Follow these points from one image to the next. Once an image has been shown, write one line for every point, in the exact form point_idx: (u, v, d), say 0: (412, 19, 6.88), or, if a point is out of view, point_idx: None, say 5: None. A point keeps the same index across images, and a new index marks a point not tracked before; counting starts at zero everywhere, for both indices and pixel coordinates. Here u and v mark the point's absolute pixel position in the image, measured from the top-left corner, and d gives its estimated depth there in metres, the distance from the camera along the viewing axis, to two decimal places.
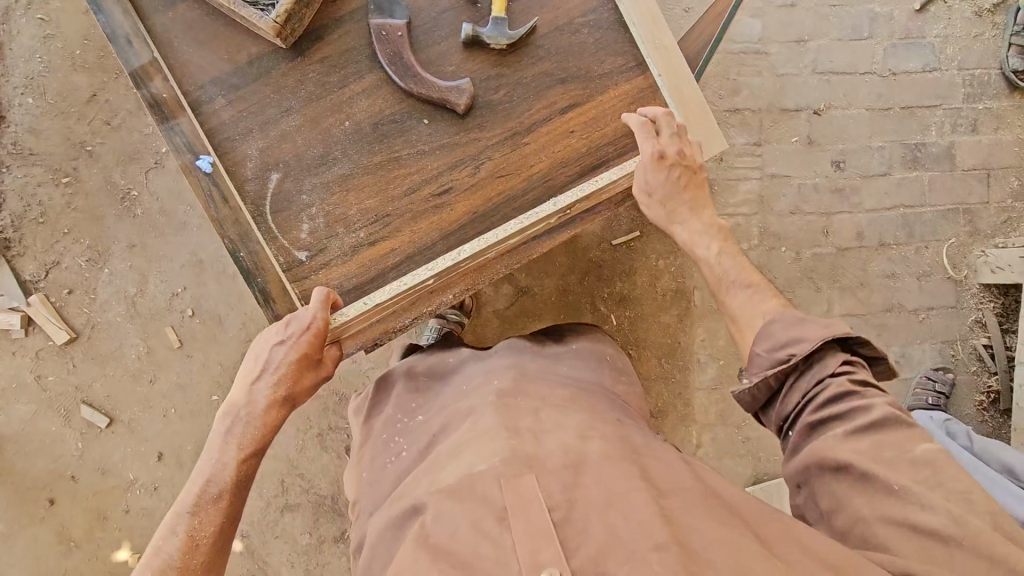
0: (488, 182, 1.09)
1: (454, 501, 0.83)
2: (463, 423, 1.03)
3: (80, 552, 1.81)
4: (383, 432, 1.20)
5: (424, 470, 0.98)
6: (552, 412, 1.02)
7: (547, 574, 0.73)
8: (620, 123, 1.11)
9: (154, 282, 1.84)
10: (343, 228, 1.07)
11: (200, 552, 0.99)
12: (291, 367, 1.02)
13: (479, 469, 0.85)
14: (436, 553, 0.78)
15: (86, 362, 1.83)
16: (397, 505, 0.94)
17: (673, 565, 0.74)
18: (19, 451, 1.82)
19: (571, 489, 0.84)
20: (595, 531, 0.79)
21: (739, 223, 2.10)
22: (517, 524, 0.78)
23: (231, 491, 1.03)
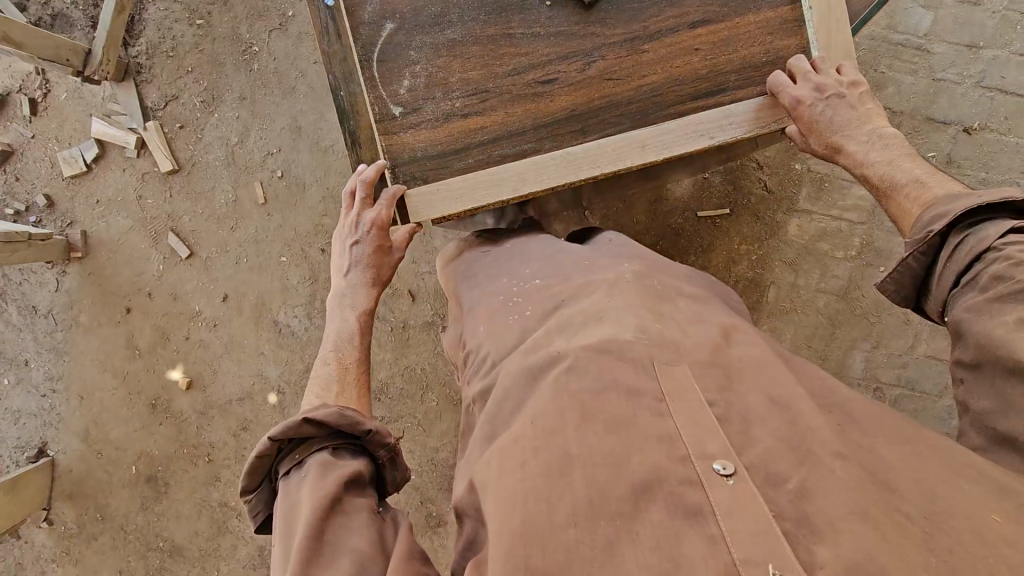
0: (597, 81, 1.08)
1: (602, 362, 0.78)
2: (599, 290, 0.94)
3: (142, 361, 2.01)
4: (497, 290, 1.07)
5: (555, 329, 0.90)
6: (690, 302, 0.94)
7: (718, 464, 0.67)
8: (751, 52, 1.09)
9: (254, 136, 1.97)
10: (441, 92, 1.09)
11: (351, 368, 1.02)
12: (371, 253, 1.10)
13: (627, 338, 0.81)
14: (586, 411, 0.73)
15: (181, 195, 1.99)
16: (529, 357, 0.86)
17: (853, 481, 0.67)
18: (110, 259, 2.01)
19: (727, 389, 0.76)
20: (761, 428, 0.72)
21: (841, 228, 1.92)
22: (677, 409, 0.73)
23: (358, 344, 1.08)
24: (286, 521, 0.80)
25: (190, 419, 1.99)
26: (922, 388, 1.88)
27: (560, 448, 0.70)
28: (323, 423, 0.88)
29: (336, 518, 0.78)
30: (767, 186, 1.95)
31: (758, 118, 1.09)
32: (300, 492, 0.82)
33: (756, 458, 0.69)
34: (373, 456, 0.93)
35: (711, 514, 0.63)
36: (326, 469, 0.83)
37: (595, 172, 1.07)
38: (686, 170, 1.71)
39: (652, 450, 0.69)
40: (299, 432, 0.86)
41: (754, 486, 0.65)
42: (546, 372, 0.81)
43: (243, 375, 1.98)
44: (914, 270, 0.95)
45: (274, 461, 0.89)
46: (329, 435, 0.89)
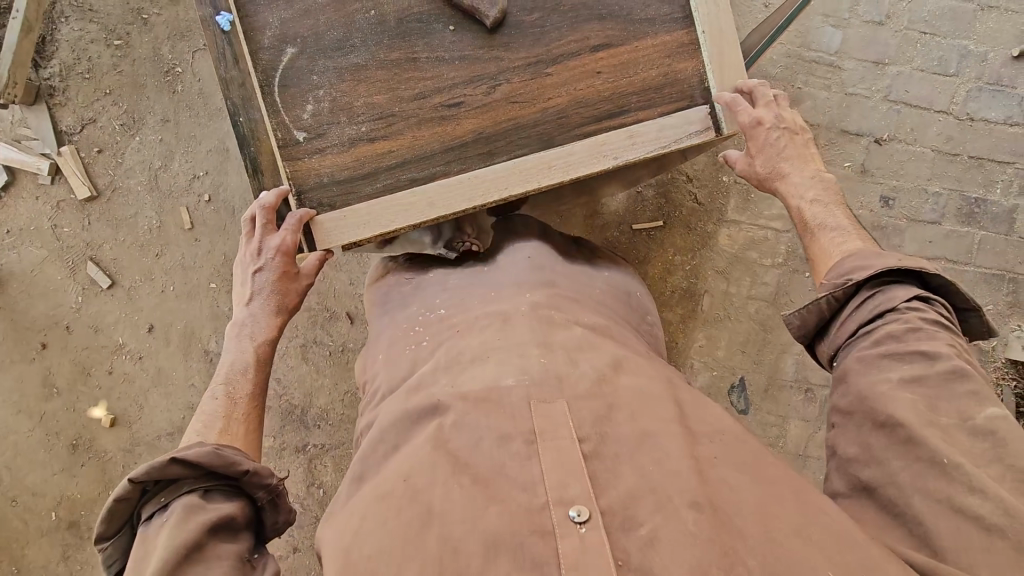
0: (502, 105, 1.09)
1: (482, 411, 0.79)
2: (490, 325, 0.94)
3: (60, 399, 1.89)
4: (402, 323, 1.08)
5: (443, 367, 0.90)
6: (586, 333, 0.95)
7: (574, 511, 0.68)
8: (649, 75, 1.11)
9: (179, 159, 1.91)
10: (346, 117, 1.08)
11: (240, 404, 1.00)
12: (275, 278, 1.06)
13: (507, 382, 0.82)
14: (458, 465, 0.75)
15: (100, 222, 1.90)
16: (413, 400, 0.87)
17: (706, 531, 0.68)
18: (23, 292, 1.89)
19: (604, 420, 0.78)
20: (627, 469, 0.73)
21: (768, 236, 2.00)
22: (544, 451, 0.73)
23: (257, 375, 1.04)
24: (139, 569, 0.76)
25: (115, 458, 1.88)
26: None
27: (425, 505, 0.72)
28: (195, 463, 0.85)
29: (192, 567, 0.75)
30: (697, 199, 2.01)
31: (661, 136, 1.10)
32: (157, 538, 0.79)
33: (612, 504, 0.70)
34: (252, 498, 0.90)
35: (557, 569, 0.64)
36: (191, 513, 0.80)
37: (504, 195, 1.07)
38: (617, 184, 1.74)
39: (510, 504, 0.70)
40: (166, 473, 0.83)
41: (603, 537, 0.66)
42: (427, 419, 0.83)
43: (173, 409, 1.89)
44: (820, 313, 0.99)
45: (137, 504, 0.84)
46: (201, 476, 0.86)
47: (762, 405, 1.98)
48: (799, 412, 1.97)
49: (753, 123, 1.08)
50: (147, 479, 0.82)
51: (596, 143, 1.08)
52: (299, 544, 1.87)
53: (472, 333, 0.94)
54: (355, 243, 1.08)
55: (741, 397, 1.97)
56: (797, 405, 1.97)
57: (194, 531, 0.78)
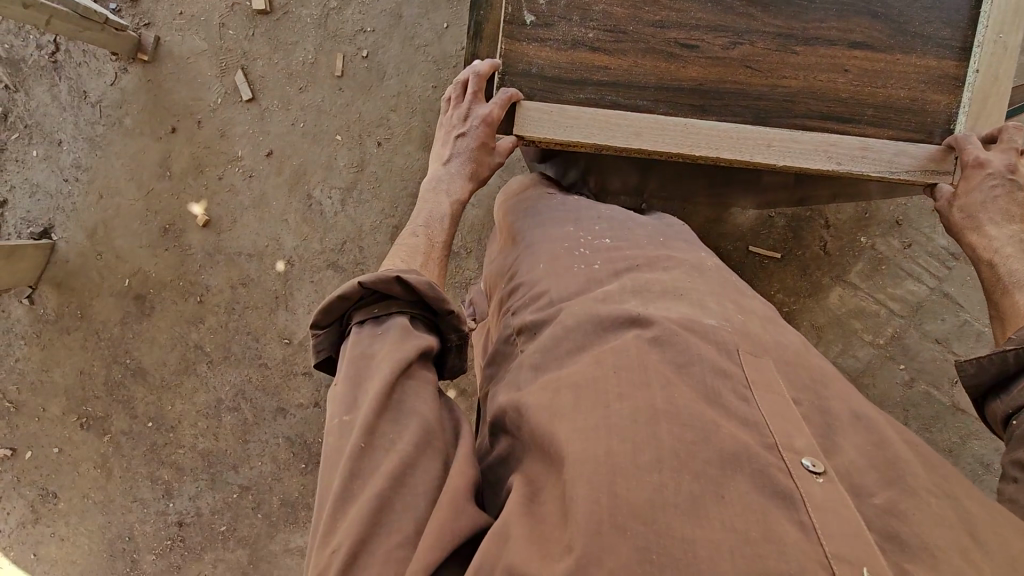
0: (735, 65, 1.04)
1: (692, 334, 0.78)
2: (688, 265, 0.97)
3: (170, 183, 1.99)
4: (569, 232, 1.07)
5: (629, 290, 0.89)
6: (768, 305, 0.96)
7: (807, 461, 0.68)
8: (898, 93, 1.04)
9: (353, 8, 1.92)
10: (578, 16, 1.05)
11: (438, 246, 1.02)
12: (473, 148, 1.09)
13: (713, 321, 0.82)
14: (673, 377, 0.73)
15: (262, 38, 1.95)
16: (578, 306, 0.88)
17: (949, 515, 0.67)
18: (173, 73, 1.98)
19: (811, 390, 0.77)
20: (850, 446, 0.72)
21: (879, 313, 1.89)
22: (763, 399, 0.73)
23: (449, 230, 1.06)
24: (363, 368, 0.84)
25: (195, 255, 1.99)
26: None
27: (646, 400, 0.71)
28: (410, 287, 0.91)
29: (410, 379, 0.83)
30: (825, 247, 1.91)
31: (891, 162, 1.03)
32: (379, 345, 0.86)
33: (844, 474, 0.69)
34: (444, 336, 0.96)
35: (801, 504, 0.64)
36: (407, 333, 0.87)
37: (717, 153, 1.02)
38: (760, 200, 1.66)
39: (737, 430, 0.69)
40: (389, 288, 0.90)
41: (841, 489, 0.66)
42: (622, 327, 0.82)
43: (261, 234, 1.97)
44: (1003, 365, 0.95)
45: (352, 307, 0.91)
46: (410, 303, 0.92)
47: None
48: None
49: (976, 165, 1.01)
50: (373, 288, 0.89)
51: (833, 140, 1.02)
52: (320, 403, 1.94)
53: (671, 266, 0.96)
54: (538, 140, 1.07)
55: None
56: None
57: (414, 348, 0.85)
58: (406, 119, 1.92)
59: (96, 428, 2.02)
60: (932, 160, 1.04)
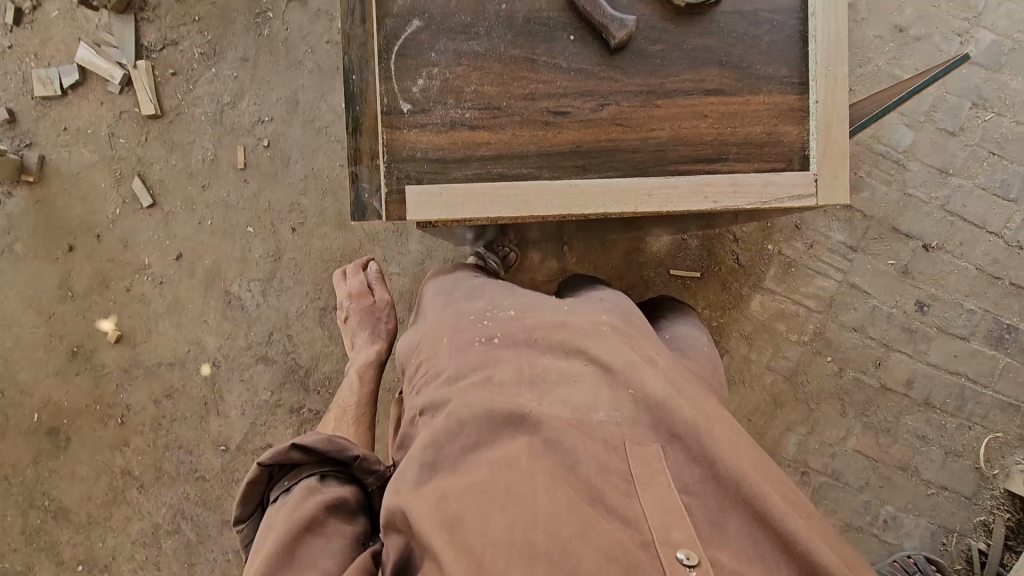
0: (604, 124, 1.13)
1: (579, 434, 0.82)
2: (579, 331, 0.97)
3: (72, 304, 1.88)
4: (467, 310, 1.13)
5: (524, 380, 0.92)
6: (669, 366, 0.96)
7: (682, 553, 0.71)
8: (754, 129, 1.14)
9: (248, 100, 1.92)
10: (453, 99, 1.13)
11: (348, 410, 1.46)
12: (359, 317, 1.55)
13: (600, 417, 0.85)
14: (560, 480, 0.77)
15: (156, 142, 1.91)
16: (473, 394, 0.90)
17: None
18: (63, 191, 1.90)
19: (707, 460, 0.79)
20: (732, 524, 0.76)
21: (799, 312, 2.00)
22: (644, 492, 0.77)
23: (360, 387, 1.49)
24: (268, 533, 0.91)
25: (111, 375, 1.86)
26: (845, 479, 1.97)
27: (530, 505, 0.74)
28: (310, 450, 1.03)
29: (313, 535, 0.90)
30: (738, 259, 2.01)
31: (759, 193, 1.11)
32: (284, 507, 0.95)
33: (714, 549, 0.74)
34: (363, 483, 1.09)
35: None
36: (312, 490, 0.97)
37: (597, 209, 1.08)
38: (670, 228, 1.74)
39: (615, 528, 0.73)
40: (288, 456, 1.01)
41: None
42: (515, 427, 0.84)
43: (180, 340, 1.87)
44: None
45: (265, 489, 1.03)
46: (317, 462, 1.03)
47: None
48: None
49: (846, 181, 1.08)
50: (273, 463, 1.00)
51: (701, 181, 1.10)
52: None
53: (557, 343, 0.97)
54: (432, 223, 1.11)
55: None
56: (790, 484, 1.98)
57: (314, 503, 0.94)
58: (317, 201, 1.91)
59: None
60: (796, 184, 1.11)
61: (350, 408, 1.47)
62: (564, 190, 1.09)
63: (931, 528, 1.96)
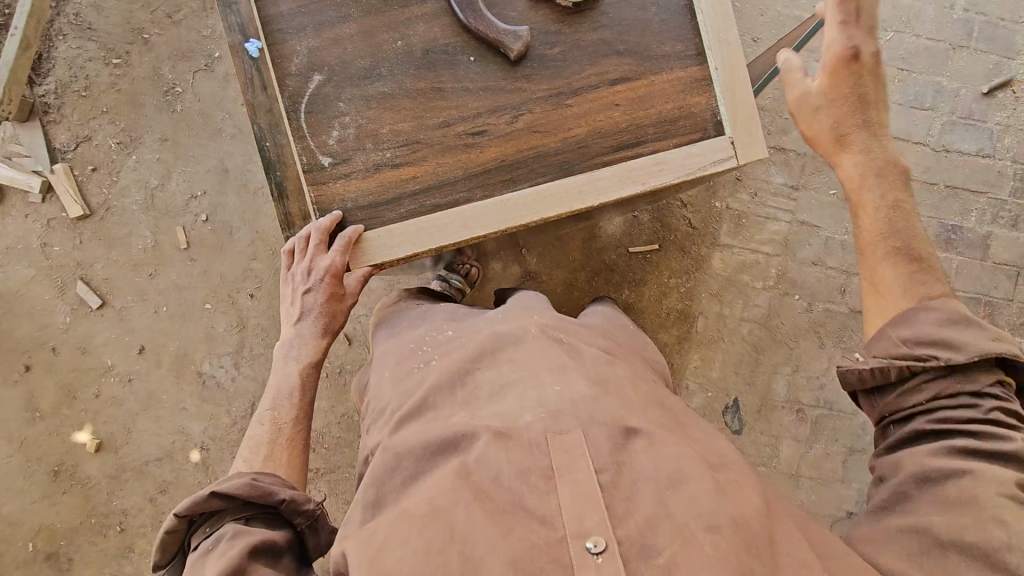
0: (521, 134, 1.17)
1: (502, 445, 0.79)
2: (504, 343, 1.00)
3: (43, 423, 1.82)
4: (407, 342, 1.16)
5: (461, 400, 0.94)
6: (598, 356, 0.99)
7: (591, 542, 0.69)
8: (664, 108, 1.18)
9: (176, 179, 1.89)
10: (371, 142, 1.17)
11: (285, 428, 1.16)
12: (325, 300, 1.18)
13: (524, 420, 0.82)
14: (478, 496, 0.75)
15: (92, 241, 1.87)
16: (409, 428, 0.92)
17: (730, 554, 0.69)
18: (7, 312, 1.84)
19: (623, 448, 0.79)
20: (643, 497, 0.74)
21: (759, 260, 2.06)
22: (564, 484, 0.74)
23: (300, 391, 1.20)
24: None
25: (99, 484, 1.81)
26: (838, 406, 2.02)
27: (447, 524, 0.72)
28: (232, 495, 0.96)
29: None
30: (691, 223, 2.06)
31: (687, 160, 1.16)
32: (204, 561, 0.89)
33: (624, 524, 0.72)
34: (292, 523, 1.02)
35: None
36: (236, 535, 0.90)
37: (529, 218, 1.15)
38: (618, 209, 1.77)
39: (529, 529, 0.71)
40: (208, 505, 0.94)
41: (621, 563, 0.68)
42: (450, 450, 0.83)
43: (162, 432, 1.83)
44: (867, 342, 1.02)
45: (186, 534, 0.96)
46: (240, 506, 0.96)
47: (754, 425, 2.02)
48: (790, 432, 2.02)
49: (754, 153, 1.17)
50: (191, 513, 0.93)
51: (625, 165, 1.16)
52: None
53: (485, 359, 0.98)
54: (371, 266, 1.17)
55: (735, 417, 2.02)
56: (789, 424, 2.02)
57: (238, 550, 0.87)
58: (270, 262, 1.89)
59: None
60: (712, 151, 1.17)
61: (275, 440, 1.14)
62: (494, 208, 1.15)
63: None
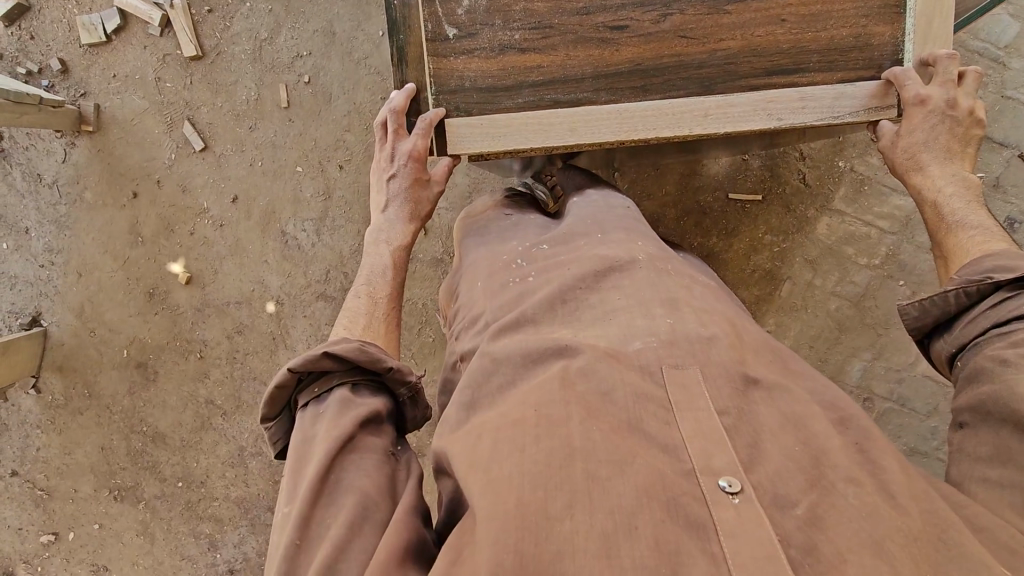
0: (669, 38, 1.10)
1: (614, 364, 0.80)
2: (617, 270, 0.98)
3: (143, 249, 1.98)
4: (502, 254, 1.14)
5: (557, 313, 0.94)
6: (704, 291, 0.98)
7: (724, 481, 0.68)
8: (839, 34, 1.11)
9: (284, 35, 1.87)
10: (500, 19, 1.10)
11: (381, 303, 1.14)
12: (408, 185, 1.20)
13: (636, 346, 0.83)
14: (590, 410, 0.75)
15: (201, 84, 1.91)
16: (507, 338, 0.91)
17: (869, 505, 0.69)
18: (121, 138, 1.95)
19: (744, 395, 0.78)
20: (771, 444, 0.73)
21: (870, 234, 1.87)
22: (683, 417, 0.74)
23: (392, 272, 1.19)
24: (305, 447, 0.92)
25: (185, 313, 1.98)
26: (911, 404, 1.91)
27: (564, 439, 0.72)
28: (342, 358, 0.99)
29: (349, 453, 0.89)
30: (804, 178, 1.88)
31: (832, 106, 1.12)
32: (319, 420, 0.94)
33: (755, 470, 0.71)
34: (394, 393, 1.06)
35: (713, 531, 0.65)
36: (345, 404, 0.95)
37: (645, 133, 1.11)
38: (730, 149, 1.63)
39: (654, 458, 0.70)
40: (319, 364, 0.98)
41: (757, 505, 0.67)
42: (553, 360, 0.84)
43: (244, 280, 1.96)
44: (947, 306, 1.01)
45: (293, 391, 1.00)
46: (348, 371, 1.00)
47: None
48: None
49: (917, 101, 1.10)
50: (303, 370, 0.97)
51: (767, 96, 1.10)
52: None
53: (586, 282, 0.97)
54: (482, 154, 1.14)
55: None
56: None
57: (350, 420, 0.92)
58: (361, 137, 1.88)
59: (128, 499, 2.03)
60: (875, 97, 1.13)
61: (377, 308, 1.13)
62: (624, 118, 1.11)
63: None
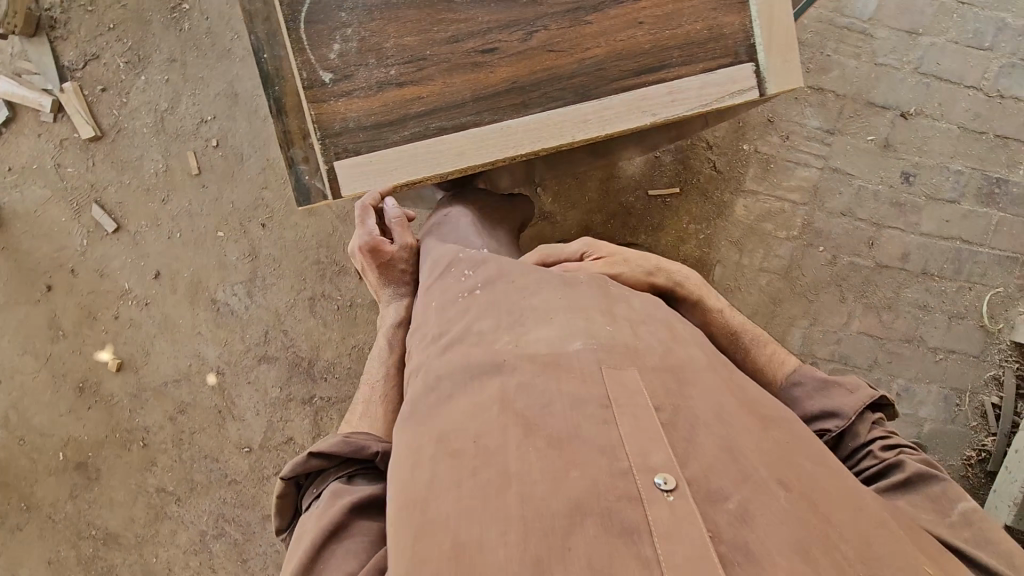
0: (540, 53, 1.15)
1: (550, 375, 0.81)
2: (555, 282, 0.99)
3: (66, 342, 1.88)
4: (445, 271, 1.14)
5: (503, 319, 0.93)
6: (647, 305, 1.01)
7: (660, 478, 0.69)
8: (693, 28, 1.17)
9: (186, 103, 1.85)
10: (374, 58, 1.14)
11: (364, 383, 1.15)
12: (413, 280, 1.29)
13: (576, 347, 0.84)
14: (528, 428, 0.76)
15: (104, 163, 1.86)
16: (453, 352, 0.90)
17: (798, 510, 0.70)
18: (26, 232, 1.87)
19: (680, 393, 0.80)
20: (708, 442, 0.74)
21: (784, 208, 1.96)
22: (624, 416, 0.75)
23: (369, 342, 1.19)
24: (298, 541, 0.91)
25: (121, 402, 1.89)
26: (853, 362, 1.98)
27: (500, 468, 0.73)
28: (329, 453, 1.00)
29: (338, 540, 0.87)
30: (715, 166, 1.97)
31: (699, 96, 1.17)
32: (312, 516, 0.93)
33: (691, 467, 0.71)
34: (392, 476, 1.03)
35: (648, 535, 0.64)
36: (336, 494, 0.94)
37: (530, 146, 1.15)
38: (639, 148, 1.69)
39: (592, 465, 0.71)
40: (309, 464, 0.99)
41: (692, 502, 0.67)
42: (491, 373, 0.83)
43: (180, 356, 1.88)
44: None
45: (297, 497, 1.03)
46: (340, 463, 1.00)
47: None
48: None
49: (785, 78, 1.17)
50: (296, 473, 1.00)
51: (636, 95, 1.16)
52: None
53: (524, 290, 0.97)
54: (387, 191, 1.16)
55: None
56: None
57: (340, 507, 0.90)
58: (280, 192, 1.86)
59: None
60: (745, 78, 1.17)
61: None
62: (515, 132, 1.15)
63: (945, 392, 1.97)
